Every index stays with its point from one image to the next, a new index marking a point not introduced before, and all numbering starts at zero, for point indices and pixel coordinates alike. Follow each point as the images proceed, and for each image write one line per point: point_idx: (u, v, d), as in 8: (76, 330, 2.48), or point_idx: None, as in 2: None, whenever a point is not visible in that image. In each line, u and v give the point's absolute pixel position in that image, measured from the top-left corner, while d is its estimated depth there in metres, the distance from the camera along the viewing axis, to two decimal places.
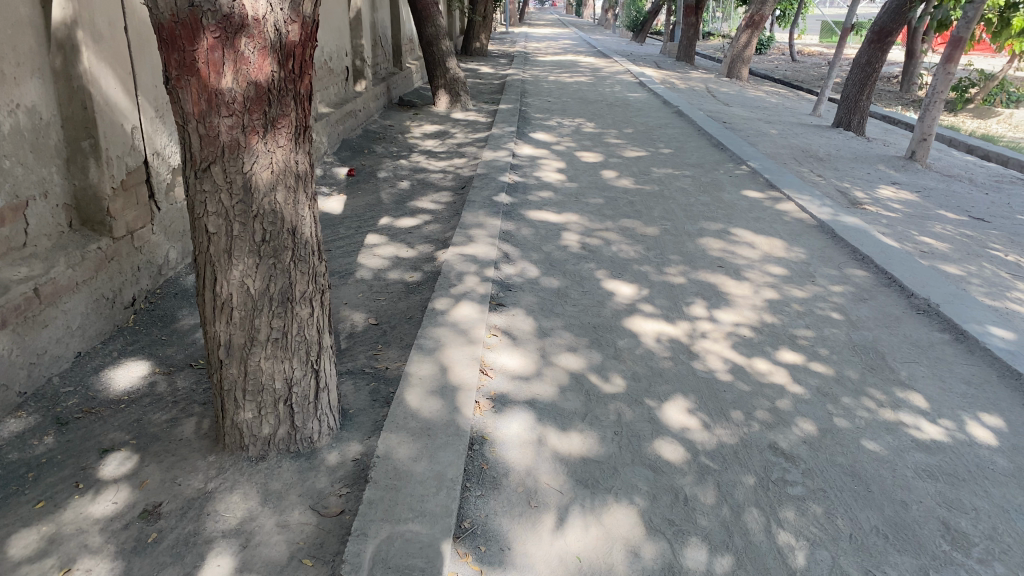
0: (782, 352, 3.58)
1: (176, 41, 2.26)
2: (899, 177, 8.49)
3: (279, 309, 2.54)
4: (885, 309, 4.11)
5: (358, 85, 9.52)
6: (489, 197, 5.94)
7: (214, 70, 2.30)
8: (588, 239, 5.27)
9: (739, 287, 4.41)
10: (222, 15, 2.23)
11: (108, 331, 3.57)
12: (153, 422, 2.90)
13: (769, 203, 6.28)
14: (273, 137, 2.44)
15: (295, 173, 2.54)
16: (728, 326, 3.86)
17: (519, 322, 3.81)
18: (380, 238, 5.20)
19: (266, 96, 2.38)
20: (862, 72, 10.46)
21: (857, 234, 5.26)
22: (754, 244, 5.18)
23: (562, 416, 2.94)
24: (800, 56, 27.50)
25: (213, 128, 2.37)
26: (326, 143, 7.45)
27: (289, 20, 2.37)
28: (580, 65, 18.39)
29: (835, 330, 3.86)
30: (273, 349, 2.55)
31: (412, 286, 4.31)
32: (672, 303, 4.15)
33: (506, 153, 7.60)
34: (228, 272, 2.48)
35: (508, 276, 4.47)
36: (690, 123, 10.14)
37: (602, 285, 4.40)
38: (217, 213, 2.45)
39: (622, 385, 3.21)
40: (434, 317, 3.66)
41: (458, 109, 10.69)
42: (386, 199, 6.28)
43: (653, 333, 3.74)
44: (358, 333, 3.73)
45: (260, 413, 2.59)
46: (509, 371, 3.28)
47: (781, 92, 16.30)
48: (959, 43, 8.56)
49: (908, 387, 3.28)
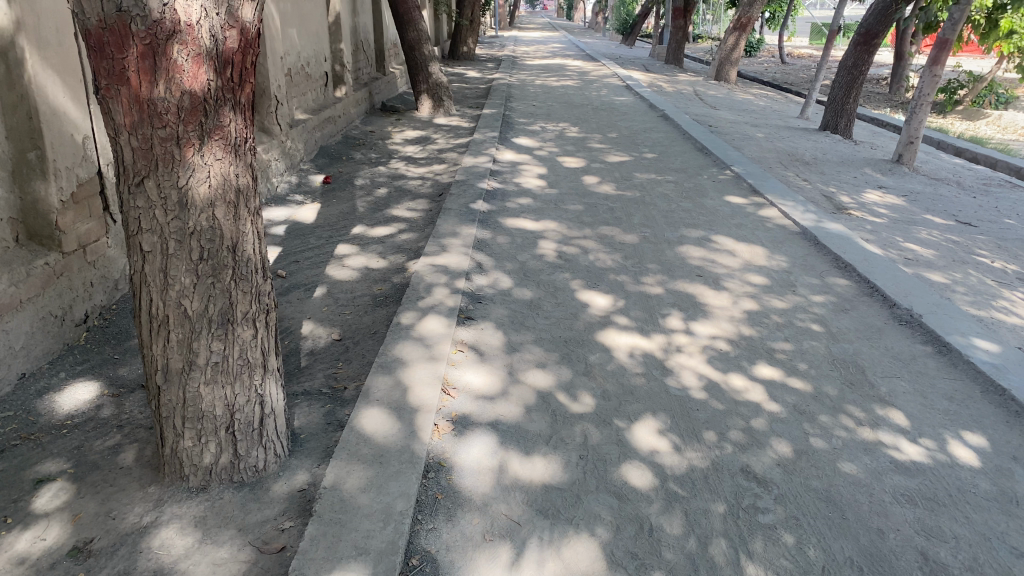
0: (759, 367, 3.45)
1: (103, 48, 2.12)
2: (886, 181, 8.39)
3: (219, 331, 2.40)
4: (867, 320, 3.99)
5: (338, 91, 9.38)
6: (465, 205, 5.80)
7: (145, 78, 2.15)
8: (565, 247, 5.14)
9: (717, 297, 4.28)
10: (152, 21, 2.10)
11: (57, 350, 3.42)
12: (93, 450, 2.76)
13: (752, 209, 6.16)
14: (210, 149, 2.30)
15: (236, 187, 2.40)
16: (705, 339, 3.72)
17: (487, 336, 3.67)
18: (351, 248, 5.05)
19: (201, 106, 2.24)
20: (848, 75, 10.36)
21: (841, 242, 5.15)
22: (735, 252, 5.05)
23: (525, 439, 2.80)
24: (789, 59, 27.44)
25: (146, 140, 2.23)
26: (302, 149, 7.30)
27: (227, 25, 2.23)
28: (568, 69, 18.28)
29: (815, 342, 3.73)
30: (213, 373, 2.41)
31: (380, 299, 4.17)
32: (648, 315, 4.01)
33: (487, 159, 7.47)
34: (165, 293, 2.34)
35: (479, 287, 4.33)
36: (675, 127, 10.03)
37: (577, 296, 4.26)
38: (151, 230, 2.31)
39: (591, 403, 3.07)
40: (399, 332, 3.51)
41: (442, 114, 10.56)
42: (361, 207, 6.14)
43: (626, 347, 3.60)
44: (319, 351, 3.59)
45: (200, 440, 2.44)
46: (473, 389, 3.14)
47: (769, 94, 16.20)
48: (946, 45, 8.50)
49: (889, 404, 3.15)
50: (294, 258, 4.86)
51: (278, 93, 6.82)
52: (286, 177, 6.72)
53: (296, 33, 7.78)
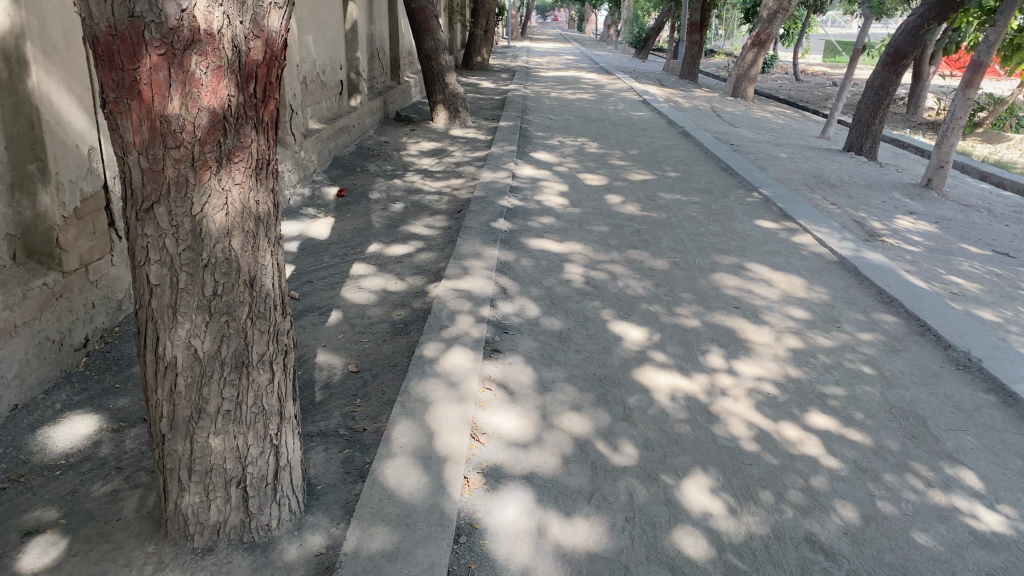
0: (812, 416, 3.19)
1: (113, 58, 1.90)
2: (916, 207, 8.12)
3: (232, 376, 2.14)
4: (921, 363, 3.72)
5: (353, 100, 9.15)
6: (486, 223, 5.56)
7: (158, 92, 1.92)
8: (593, 272, 4.88)
9: (758, 332, 4.02)
10: (168, 28, 1.88)
11: (54, 377, 3.18)
12: (89, 496, 2.51)
13: (785, 234, 5.90)
14: (229, 173, 2.06)
15: (257, 214, 2.15)
16: (750, 381, 3.46)
17: (516, 371, 3.41)
18: (368, 268, 4.80)
19: (220, 124, 2.00)
20: (875, 96, 10.14)
21: (883, 273, 4.88)
22: (772, 282, 4.80)
23: (564, 497, 2.54)
24: (804, 76, 27.20)
25: (157, 161, 1.99)
26: (316, 160, 7.07)
27: (251, 35, 2.01)
28: (584, 82, 18.07)
29: (869, 388, 3.46)
30: (224, 422, 2.15)
31: (399, 326, 3.91)
32: (686, 351, 3.75)
33: (506, 174, 7.23)
34: (173, 331, 2.09)
35: (505, 314, 4.08)
36: (696, 145, 9.78)
37: (609, 327, 4.00)
38: (160, 261, 2.06)
39: (634, 454, 2.81)
40: (421, 366, 3.26)
41: (457, 125, 10.33)
42: (377, 223, 5.89)
43: (667, 389, 3.34)
44: (335, 384, 3.33)
45: (208, 496, 2.18)
46: (504, 435, 2.88)
47: (786, 112, 15.95)
48: (980, 67, 8.28)
49: (959, 462, 2.89)
50: (307, 277, 4.61)
51: (293, 102, 6.59)
52: (299, 190, 6.48)
53: (312, 40, 7.56)
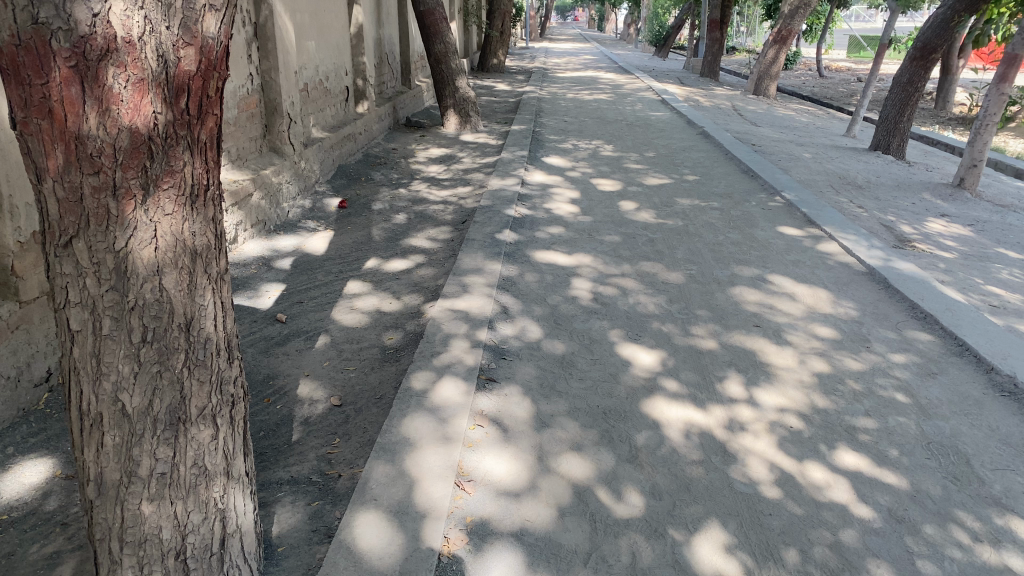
0: (841, 454, 2.87)
1: (18, 71, 1.61)
2: (948, 208, 7.72)
3: (167, 435, 1.87)
4: (960, 389, 3.37)
5: (360, 106, 8.90)
6: (490, 235, 5.27)
7: (72, 110, 1.64)
8: (602, 287, 4.57)
9: (780, 355, 3.70)
10: (79, 37, 1.59)
11: (10, 417, 2.93)
12: (25, 561, 2.25)
13: (809, 242, 5.55)
14: (158, 202, 1.78)
15: (193, 248, 1.88)
16: (771, 413, 3.15)
17: (513, 405, 3.11)
18: (363, 286, 4.53)
19: (146, 146, 1.73)
20: (902, 92, 9.71)
21: (916, 285, 4.52)
22: (796, 296, 4.46)
23: (557, 559, 2.24)
24: (826, 72, 26.63)
25: (73, 190, 1.70)
26: (318, 170, 6.82)
27: (181, 43, 1.74)
28: (601, 82, 17.73)
29: (903, 419, 3.12)
30: (159, 487, 1.88)
31: (389, 352, 3.62)
32: (701, 379, 3.43)
33: (515, 182, 6.93)
34: (99, 385, 1.81)
35: (504, 337, 3.78)
36: (716, 146, 9.43)
37: (617, 351, 3.69)
38: (81, 304, 1.77)
39: (640, 505, 2.51)
40: (408, 400, 2.97)
41: (468, 130, 10.05)
42: (377, 236, 5.62)
43: (679, 424, 3.04)
44: (314, 422, 3.05)
45: (143, 570, 1.91)
46: (493, 482, 2.58)
47: (809, 110, 15.51)
48: (1015, 60, 7.85)
49: (1009, 510, 2.56)
50: (297, 297, 4.33)
51: (293, 110, 6.31)
52: (299, 201, 6.22)
53: (315, 45, 7.31)
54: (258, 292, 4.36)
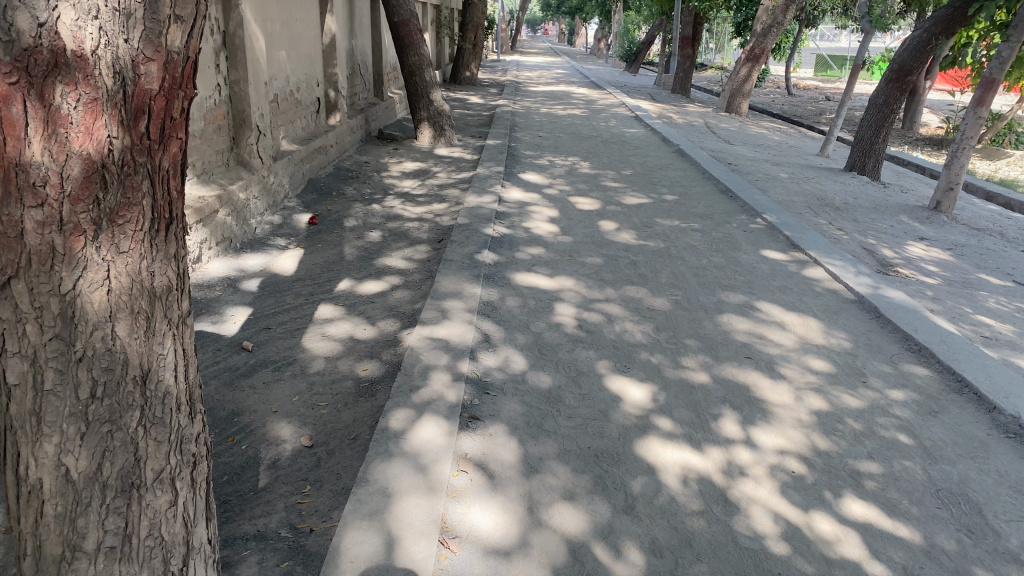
0: (848, 502, 2.71)
1: None
2: (926, 231, 7.69)
3: (118, 503, 1.64)
4: (963, 430, 3.24)
5: (331, 118, 8.66)
6: (469, 256, 5.07)
7: (12, 133, 1.41)
8: (586, 313, 4.39)
9: (775, 390, 3.53)
10: (22, 49, 1.38)
11: None
12: None
13: (794, 267, 5.43)
14: (112, 238, 1.55)
15: (152, 290, 1.65)
16: (772, 456, 2.98)
17: (498, 446, 2.90)
18: (334, 311, 4.29)
19: (99, 174, 1.50)
20: (878, 113, 9.70)
21: (908, 315, 4.40)
22: (786, 325, 4.32)
23: None
24: (795, 90, 26.87)
25: (12, 224, 1.46)
26: (288, 184, 6.57)
27: (141, 58, 1.52)
28: (574, 97, 17.63)
29: (908, 462, 2.98)
30: (107, 563, 1.64)
31: (364, 385, 3.39)
32: (696, 417, 3.26)
33: (492, 199, 6.74)
34: (37, 447, 1.56)
35: (486, 369, 3.58)
36: (693, 164, 9.33)
37: (605, 384, 3.50)
38: (19, 354, 1.52)
39: (640, 564, 2.33)
40: (386, 443, 2.76)
41: (442, 144, 9.84)
42: (350, 255, 5.39)
43: (676, 468, 2.86)
44: (283, 466, 2.82)
45: None
46: (479, 538, 2.37)
47: (782, 129, 15.55)
48: (993, 84, 7.84)
49: None
50: (264, 322, 4.08)
51: (262, 122, 6.06)
52: (267, 217, 5.96)
53: (285, 55, 7.06)
54: (223, 317, 4.10)
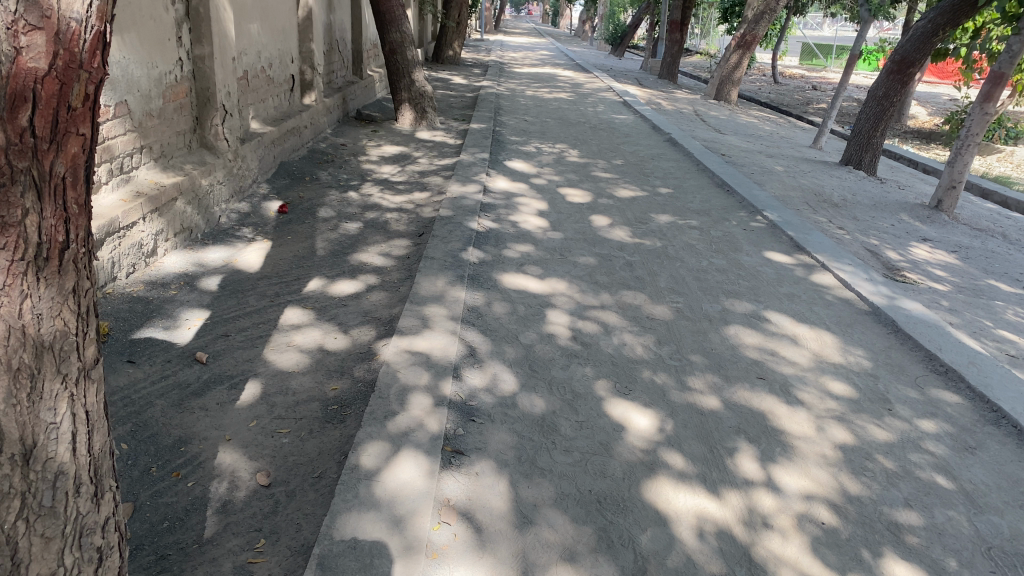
0: (890, 564, 2.35)
1: None
2: (928, 231, 7.38)
3: None
4: (1005, 470, 2.89)
5: (307, 97, 8.17)
6: (452, 253, 4.66)
7: None
8: (581, 322, 4.00)
9: (794, 419, 3.17)
10: None
11: None
12: None
13: (801, 271, 5.07)
14: None
15: (38, 340, 1.27)
16: (797, 503, 2.61)
17: (485, 490, 2.52)
18: (303, 315, 3.87)
19: None
20: (877, 106, 9.36)
21: (929, 330, 4.04)
22: (798, 340, 3.95)
23: None
24: (781, 79, 26.52)
25: None
26: (257, 168, 6.10)
27: (21, 25, 1.12)
28: (560, 79, 17.12)
29: (951, 512, 2.62)
30: None
31: (333, 410, 2.98)
32: (708, 451, 2.88)
33: (477, 188, 6.31)
34: None
35: (472, 390, 3.17)
36: (685, 154, 8.95)
37: (606, 411, 3.11)
38: None
39: None
40: (357, 487, 2.36)
41: (425, 127, 9.37)
42: (321, 249, 4.96)
43: (691, 519, 2.49)
44: (235, 509, 2.42)
45: None
46: None
47: (771, 118, 15.21)
48: (1001, 80, 7.52)
49: None
50: (222, 328, 3.65)
51: (229, 102, 5.57)
52: (233, 205, 5.49)
53: (257, 28, 6.57)
54: (176, 322, 3.66)
